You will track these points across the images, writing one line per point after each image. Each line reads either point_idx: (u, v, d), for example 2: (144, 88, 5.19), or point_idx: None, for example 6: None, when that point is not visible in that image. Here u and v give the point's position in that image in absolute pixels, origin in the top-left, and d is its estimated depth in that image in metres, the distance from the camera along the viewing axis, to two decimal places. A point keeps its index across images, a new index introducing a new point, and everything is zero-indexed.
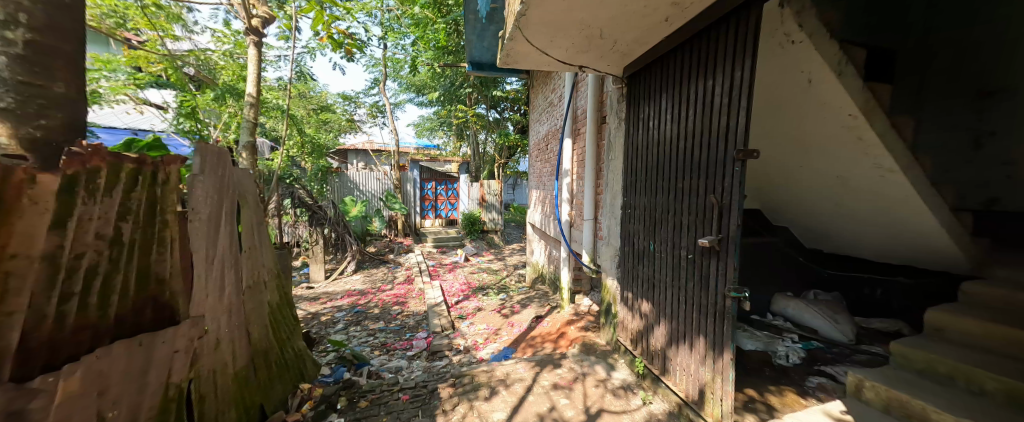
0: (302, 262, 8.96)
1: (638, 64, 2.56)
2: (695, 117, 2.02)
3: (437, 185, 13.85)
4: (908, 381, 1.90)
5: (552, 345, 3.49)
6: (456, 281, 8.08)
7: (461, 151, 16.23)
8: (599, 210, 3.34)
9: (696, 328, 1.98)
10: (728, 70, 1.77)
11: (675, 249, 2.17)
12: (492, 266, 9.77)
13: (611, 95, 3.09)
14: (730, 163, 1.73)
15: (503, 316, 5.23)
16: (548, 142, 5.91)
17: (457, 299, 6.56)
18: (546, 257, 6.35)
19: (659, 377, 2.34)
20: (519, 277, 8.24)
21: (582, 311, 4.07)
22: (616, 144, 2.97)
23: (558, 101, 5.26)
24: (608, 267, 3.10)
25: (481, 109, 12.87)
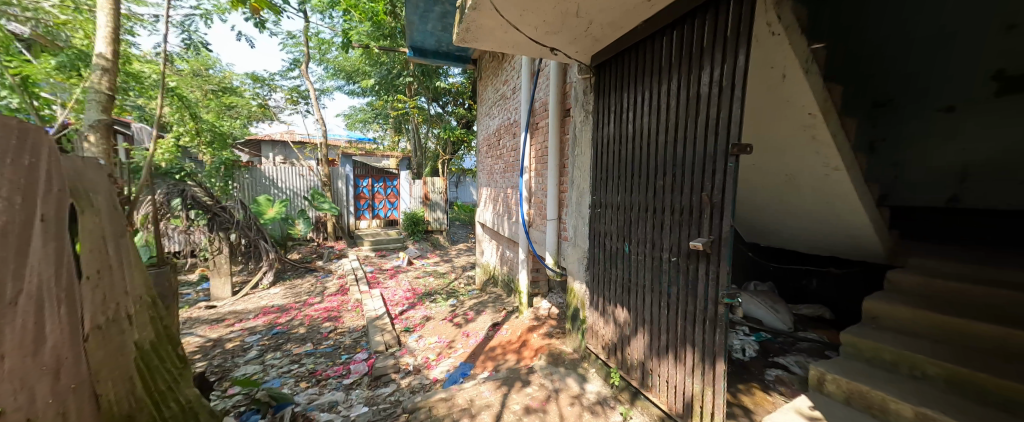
0: (199, 276, 7.39)
1: (609, 52, 2.38)
2: (677, 110, 1.88)
3: (373, 183, 12.71)
4: (862, 370, 1.99)
5: (514, 356, 3.20)
6: (399, 287, 7.37)
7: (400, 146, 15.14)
8: (563, 209, 3.16)
9: (682, 336, 1.85)
10: (716, 58, 1.64)
11: (655, 251, 2.03)
12: (438, 269, 9.21)
13: (576, 86, 2.90)
14: (721, 158, 1.59)
15: (455, 325, 4.81)
16: (499, 137, 5.61)
17: (401, 309, 5.91)
18: (499, 258, 6.08)
19: (638, 386, 2.21)
20: (469, 280, 7.86)
21: (543, 316, 3.86)
22: (583, 139, 2.79)
23: (511, 94, 4.99)
24: (575, 269, 2.93)
25: (422, 101, 12.07)
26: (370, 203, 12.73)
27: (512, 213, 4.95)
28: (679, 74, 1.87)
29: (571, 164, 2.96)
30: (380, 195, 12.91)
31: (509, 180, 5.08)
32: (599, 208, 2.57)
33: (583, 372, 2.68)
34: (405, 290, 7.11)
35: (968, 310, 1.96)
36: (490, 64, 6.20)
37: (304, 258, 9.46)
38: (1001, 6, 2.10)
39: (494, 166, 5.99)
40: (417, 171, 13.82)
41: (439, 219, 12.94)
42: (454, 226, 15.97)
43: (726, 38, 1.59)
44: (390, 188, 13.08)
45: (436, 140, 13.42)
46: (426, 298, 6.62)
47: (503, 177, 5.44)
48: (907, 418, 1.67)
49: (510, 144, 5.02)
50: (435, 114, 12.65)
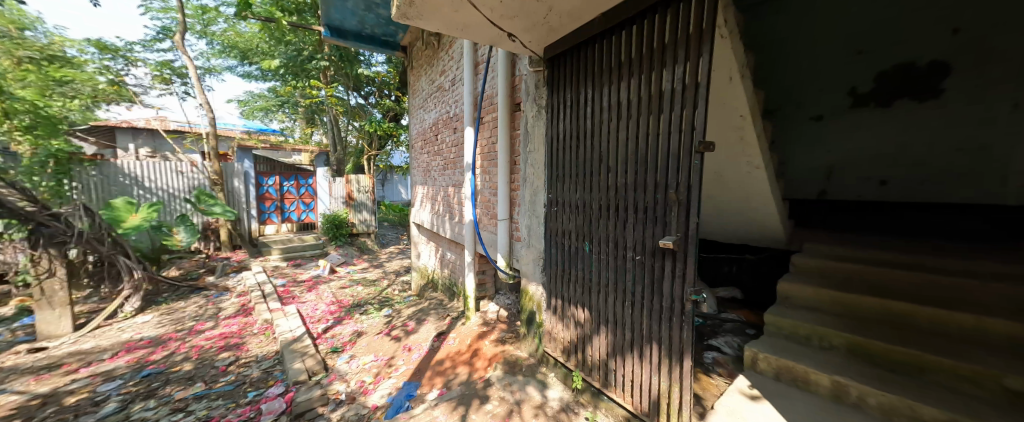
0: (18, 309, 5.48)
1: (565, 44, 2.30)
2: (639, 106, 1.87)
3: (282, 181, 10.87)
4: (784, 346, 2.24)
5: (466, 369, 2.95)
6: (320, 302, 6.47)
7: (314, 139, 13.40)
8: (516, 207, 3.04)
9: (648, 335, 1.84)
10: (680, 54, 1.64)
11: (618, 250, 2.01)
12: (367, 277, 8.36)
13: (527, 79, 2.78)
14: (686, 155, 1.60)
15: (393, 339, 4.35)
16: (437, 132, 5.26)
17: (323, 328, 5.15)
18: (438, 261, 5.71)
19: (601, 388, 2.18)
20: (404, 286, 7.31)
21: (492, 320, 3.69)
22: (537, 136, 2.69)
23: (449, 86, 4.69)
24: (530, 270, 2.83)
25: (341, 89, 10.80)
26: (279, 205, 10.97)
27: (454, 213, 4.67)
28: (640, 70, 1.86)
29: (524, 161, 2.85)
30: (291, 195, 11.16)
31: (450, 178, 4.78)
32: (557, 206, 2.50)
33: (543, 377, 2.59)
34: (328, 304, 6.30)
35: (854, 288, 2.37)
36: (423, 53, 5.76)
37: (187, 274, 7.68)
38: (857, 38, 3.16)
39: (431, 163, 5.60)
40: (336, 168, 12.36)
41: (366, 221, 11.80)
42: (382, 227, 14.78)
43: (689, 35, 1.60)
44: (303, 188, 11.37)
45: (359, 134, 12.17)
46: (355, 311, 5.92)
47: (442, 174, 5.10)
48: (826, 387, 1.93)
49: (449, 140, 4.72)
50: (356, 105, 11.44)
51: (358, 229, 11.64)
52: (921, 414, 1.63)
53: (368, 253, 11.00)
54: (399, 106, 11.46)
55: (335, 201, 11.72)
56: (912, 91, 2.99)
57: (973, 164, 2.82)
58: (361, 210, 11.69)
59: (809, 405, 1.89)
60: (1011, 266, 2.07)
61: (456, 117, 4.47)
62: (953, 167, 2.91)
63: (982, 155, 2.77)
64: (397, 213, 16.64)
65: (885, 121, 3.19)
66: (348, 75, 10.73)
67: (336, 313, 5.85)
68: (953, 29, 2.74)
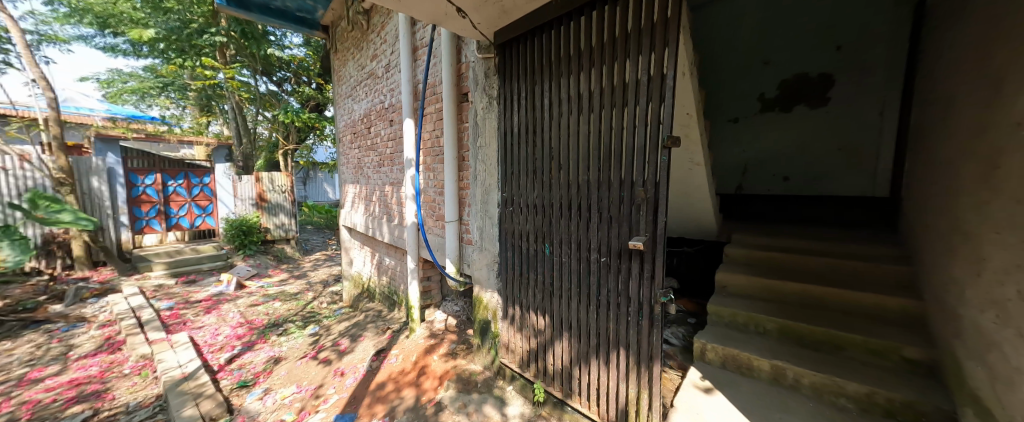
0: None
1: (518, 28, 2.10)
2: (600, 99, 1.75)
3: (165, 180, 9.17)
4: (728, 335, 2.29)
5: (412, 391, 2.61)
6: (224, 325, 5.41)
7: (212, 130, 11.27)
8: (467, 207, 2.79)
9: (614, 341, 1.75)
10: (643, 44, 1.54)
11: (581, 251, 1.89)
12: (286, 290, 7.25)
13: (475, 66, 2.54)
14: (653, 151, 1.51)
15: (321, 363, 3.77)
16: (368, 124, 4.70)
17: (226, 359, 4.31)
18: (374, 268, 5.13)
19: (563, 398, 2.05)
20: (333, 297, 6.50)
21: (439, 331, 3.37)
22: (489, 130, 2.47)
23: (382, 73, 4.20)
24: (486, 275, 2.62)
25: (245, 72, 9.20)
26: (164, 209, 9.22)
27: (392, 215, 4.21)
28: (601, 60, 1.74)
29: (475, 157, 2.61)
30: (179, 197, 9.44)
31: (386, 175, 4.29)
32: (514, 206, 2.32)
33: (501, 392, 2.42)
34: (234, 328, 5.31)
35: (779, 273, 2.58)
36: (349, 35, 5.11)
37: (19, 303, 5.79)
38: (763, 52, 3.69)
39: (363, 159, 5.01)
40: (242, 164, 10.55)
41: (283, 225, 10.29)
42: (305, 231, 13.12)
43: (652, 23, 1.51)
44: (196, 188, 9.64)
45: (271, 126, 10.57)
46: (271, 332, 5.04)
47: (377, 172, 4.58)
48: (766, 372, 2.01)
49: (384, 133, 4.24)
50: (267, 92, 9.87)
51: (273, 235, 10.09)
52: (846, 390, 1.77)
53: (288, 261, 9.64)
54: (322, 95, 10.20)
55: (241, 203, 9.96)
56: (806, 98, 3.51)
57: (855, 161, 3.31)
58: (276, 213, 10.16)
59: (754, 391, 1.94)
60: (893, 248, 2.42)
61: (391, 108, 4.02)
62: (840, 164, 3.40)
63: (861, 154, 3.27)
64: (323, 215, 14.93)
65: (787, 125, 3.66)
66: (254, 56, 9.18)
67: (245, 338, 4.95)
68: (835, 46, 3.32)
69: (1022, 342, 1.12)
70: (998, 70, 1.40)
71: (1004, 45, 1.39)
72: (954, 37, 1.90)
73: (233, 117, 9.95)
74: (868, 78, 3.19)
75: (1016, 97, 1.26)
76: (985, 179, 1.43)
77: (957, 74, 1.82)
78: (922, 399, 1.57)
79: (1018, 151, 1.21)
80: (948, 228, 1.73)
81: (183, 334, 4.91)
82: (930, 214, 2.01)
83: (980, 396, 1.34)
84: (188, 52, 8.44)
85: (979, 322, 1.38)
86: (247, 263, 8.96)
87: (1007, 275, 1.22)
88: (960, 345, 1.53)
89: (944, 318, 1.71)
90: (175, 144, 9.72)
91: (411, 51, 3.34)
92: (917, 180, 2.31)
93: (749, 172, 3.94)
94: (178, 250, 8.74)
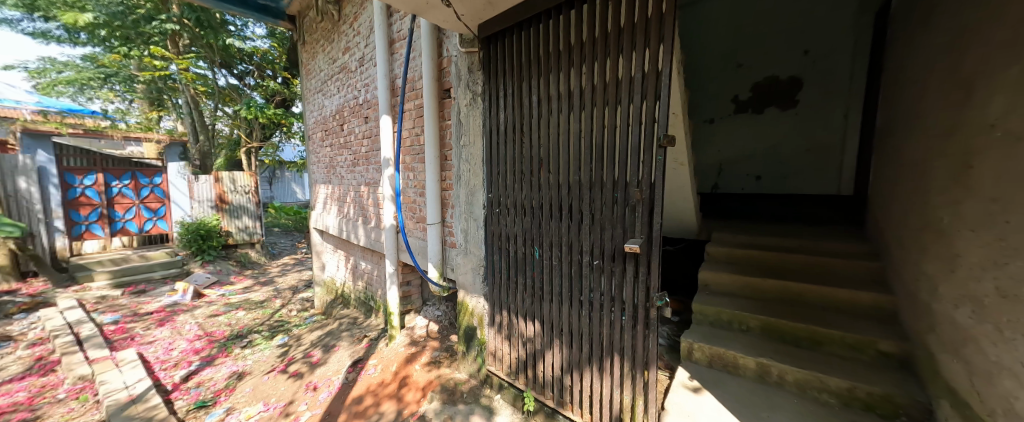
0: None
1: (503, 21, 2.00)
2: (591, 96, 1.69)
3: (108, 181, 8.34)
4: (712, 334, 2.26)
5: (393, 405, 2.47)
6: (179, 339, 4.96)
7: (164, 126, 10.35)
8: (450, 209, 2.68)
9: (608, 346, 1.72)
10: (636, 39, 1.48)
11: (573, 255, 1.84)
12: (251, 298, 6.77)
13: (458, 61, 2.41)
14: (647, 151, 1.47)
15: (291, 377, 3.51)
16: (341, 121, 4.45)
17: (181, 377, 3.96)
18: (349, 273, 4.87)
19: (556, 406, 2.01)
20: (303, 304, 6.13)
21: (420, 338, 3.22)
22: (474, 128, 2.36)
23: (355, 67, 3.97)
24: (471, 280, 2.52)
25: (201, 64, 8.49)
26: (107, 213, 8.42)
27: (368, 217, 4.00)
28: (591, 56, 1.67)
29: (459, 157, 2.49)
30: (125, 199, 8.61)
31: (361, 175, 4.07)
32: (501, 207, 2.23)
33: (488, 402, 2.36)
34: (190, 341, 4.88)
35: (759, 270, 2.60)
36: (319, 26, 4.81)
37: None
38: (738, 55, 3.81)
39: (335, 158, 4.73)
40: (200, 163, 9.81)
41: (247, 228, 9.59)
42: (272, 234, 12.38)
43: (646, 19, 1.45)
44: (145, 189, 8.81)
45: (232, 122, 9.90)
46: (234, 345, 4.67)
47: (351, 171, 4.34)
48: (752, 369, 1.99)
49: (359, 131, 4.02)
50: (226, 86, 9.17)
51: (235, 240, 9.39)
52: (829, 385, 1.77)
53: (252, 267, 9.15)
54: (288, 90, 9.60)
55: (199, 205, 9.08)
56: (777, 100, 3.64)
57: (822, 161, 3.45)
58: (239, 215, 9.45)
59: (740, 389, 1.91)
60: (863, 244, 2.52)
61: (366, 104, 3.81)
62: (808, 164, 3.53)
63: (827, 154, 3.41)
64: (292, 217, 14.16)
65: (759, 126, 3.79)
66: (212, 46, 8.49)
67: (204, 352, 4.57)
68: (803, 51, 3.46)
69: (1000, 337, 1.15)
70: (969, 73, 1.45)
71: (974, 49, 1.44)
72: (921, 42, 1.98)
73: (188, 112, 9.16)
74: (834, 81, 3.33)
75: (989, 99, 1.30)
76: (956, 179, 1.48)
77: (924, 77, 1.90)
78: (898, 392, 1.61)
79: (993, 151, 1.25)
80: (919, 226, 1.80)
81: (130, 350, 4.46)
82: (899, 212, 2.09)
83: (956, 389, 1.38)
84: (134, 40, 7.77)
85: (954, 317, 1.42)
86: (205, 270, 8.30)
87: (983, 272, 1.26)
88: (933, 339, 1.58)
89: (915, 312, 1.77)
90: (121, 140, 8.87)
91: (387, 44, 3.17)
92: (885, 179, 2.41)
93: (724, 171, 4.06)
94: (124, 257, 7.98)
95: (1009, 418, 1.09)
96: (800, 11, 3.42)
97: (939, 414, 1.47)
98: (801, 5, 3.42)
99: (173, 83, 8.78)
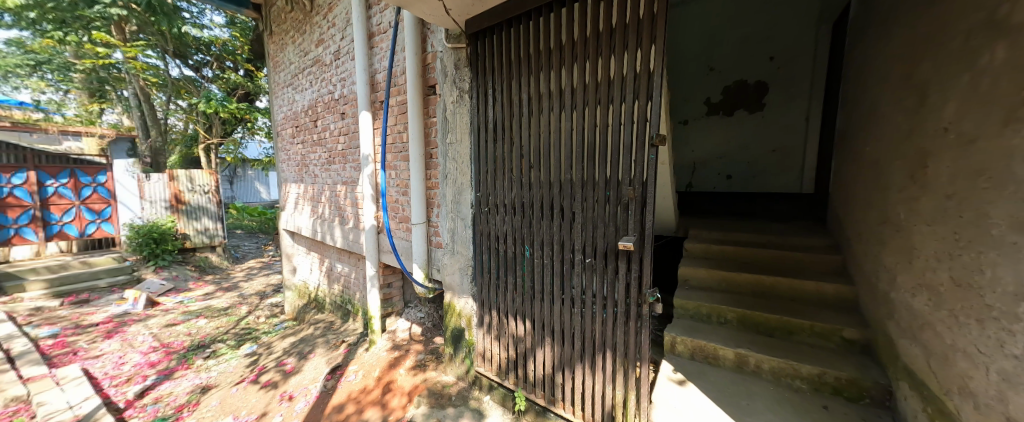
0: None
1: (493, 17, 1.97)
2: (583, 95, 1.70)
3: (41, 180, 7.60)
4: (692, 327, 2.31)
5: (377, 412, 2.39)
6: (131, 352, 4.55)
7: (108, 119, 9.46)
8: (436, 209, 2.62)
9: (600, 342, 1.76)
10: (629, 39, 1.50)
11: (565, 254, 1.86)
12: (213, 305, 6.31)
13: (443, 57, 2.36)
14: (639, 150, 1.49)
15: (263, 388, 3.31)
16: (314, 116, 4.24)
17: (135, 393, 3.65)
18: (324, 276, 4.65)
19: (547, 405, 2.04)
20: (272, 310, 5.81)
21: (403, 341, 3.14)
22: (461, 125, 2.31)
23: (330, 60, 3.79)
24: (458, 280, 2.48)
25: (151, 53, 7.90)
26: (41, 215, 7.66)
27: (345, 217, 3.84)
28: (583, 54, 1.67)
29: (444, 155, 2.44)
30: (62, 200, 7.87)
31: (338, 174, 3.90)
32: (489, 206, 2.21)
33: (477, 404, 2.34)
34: (144, 354, 4.49)
35: (734, 265, 2.69)
36: (288, 16, 4.53)
37: None
38: (711, 59, 3.99)
39: (308, 155, 4.50)
40: (151, 160, 8.93)
41: (206, 230, 8.91)
42: (235, 237, 11.62)
43: (639, 19, 1.47)
44: (85, 188, 8.05)
45: (187, 116, 9.21)
46: (195, 356, 4.34)
47: (325, 169, 4.15)
48: (730, 360, 2.05)
49: (334, 127, 3.85)
50: (180, 77, 8.47)
51: (193, 243, 8.71)
52: (801, 372, 1.86)
53: (214, 272, 8.55)
54: (251, 83, 9.09)
55: (150, 206, 8.42)
56: (745, 103, 3.84)
57: (786, 162, 3.66)
58: (197, 217, 8.77)
59: (721, 379, 1.96)
60: (825, 239, 2.70)
61: (343, 100, 3.65)
62: (774, 164, 3.74)
63: (791, 154, 3.62)
64: (256, 218, 13.34)
65: (730, 128, 3.96)
66: (163, 33, 7.85)
67: (161, 365, 4.22)
68: (769, 57, 3.66)
69: (956, 323, 1.26)
70: (923, 81, 1.59)
71: (928, 60, 1.57)
72: (877, 52, 2.15)
73: (137, 105, 8.35)
74: (796, 87, 3.54)
75: (943, 104, 1.43)
76: (913, 177, 1.60)
77: (882, 82, 2.05)
78: (863, 376, 1.72)
79: (947, 152, 1.37)
80: (878, 221, 1.94)
81: (73, 367, 4.04)
82: (859, 209, 2.26)
83: (915, 370, 1.49)
84: (71, 24, 6.96)
85: (911, 305, 1.55)
86: (159, 276, 7.66)
87: (939, 262, 1.38)
88: (892, 325, 1.71)
89: (875, 301, 1.91)
90: (58, 135, 7.89)
91: (366, 37, 3.05)
92: (845, 178, 2.59)
93: (698, 170, 4.24)
94: (62, 264, 7.21)
95: (965, 395, 1.19)
96: (768, 20, 3.62)
97: (899, 394, 1.59)
98: (767, 15, 3.62)
99: (118, 73, 8.08)
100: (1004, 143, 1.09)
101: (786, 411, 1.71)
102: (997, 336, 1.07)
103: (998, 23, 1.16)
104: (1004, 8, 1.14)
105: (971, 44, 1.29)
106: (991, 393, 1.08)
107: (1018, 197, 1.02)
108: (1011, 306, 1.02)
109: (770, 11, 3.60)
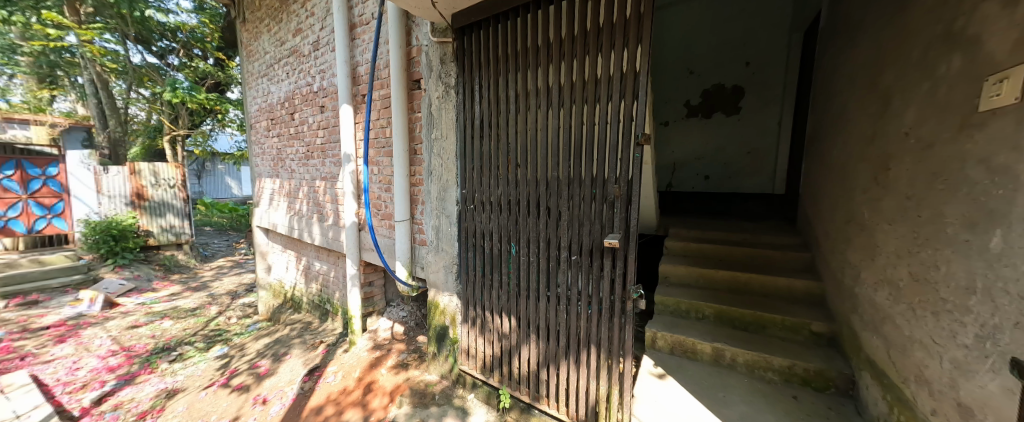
0: None
1: (480, 12, 1.95)
2: (569, 93, 1.70)
3: None
4: (672, 323, 2.36)
5: (358, 413, 2.35)
6: (87, 356, 4.25)
7: (58, 107, 8.91)
8: (419, 205, 2.59)
9: (585, 336, 1.78)
10: (615, 40, 1.52)
11: (552, 251, 1.86)
12: (179, 306, 6.00)
13: (429, 51, 2.32)
14: (625, 149, 1.51)
15: (235, 391, 3.18)
16: (291, 107, 4.08)
17: (91, 400, 3.43)
18: (301, 275, 4.49)
19: (531, 402, 2.05)
20: (245, 310, 5.58)
21: (384, 341, 3.10)
22: (447, 121, 2.28)
23: (308, 51, 3.65)
24: (443, 278, 2.45)
25: (109, 36, 7.23)
26: None
27: (324, 214, 3.72)
28: (570, 53, 1.68)
29: (430, 151, 2.40)
30: (7, 194, 7.28)
31: (316, 169, 3.78)
32: (475, 204, 2.20)
33: (461, 402, 2.33)
34: (102, 358, 4.21)
35: (711, 262, 2.77)
36: (263, 3, 4.34)
37: None
38: (693, 61, 4.12)
39: (284, 150, 4.33)
40: (109, 152, 8.43)
41: (172, 228, 8.42)
42: (204, 235, 11.08)
43: (625, 20, 1.49)
44: (34, 181, 7.47)
45: (149, 106, 8.70)
46: (159, 359, 4.10)
47: (303, 164, 4.01)
48: (708, 354, 2.11)
49: (312, 121, 3.73)
50: (143, 64, 7.91)
51: (157, 241, 8.21)
52: (773, 364, 1.94)
53: (180, 271, 8.11)
54: (223, 72, 8.67)
55: (109, 201, 7.82)
56: (722, 106, 3.97)
57: (760, 163, 3.80)
58: (161, 213, 8.26)
59: (700, 373, 2.01)
60: (795, 237, 2.82)
61: (322, 92, 3.53)
62: (748, 165, 3.88)
63: (764, 156, 3.77)
64: (227, 214, 12.73)
65: (709, 129, 4.09)
66: (123, 17, 7.34)
67: (121, 369, 3.98)
68: (745, 62, 3.80)
69: (913, 315, 1.34)
70: (886, 88, 1.68)
71: (891, 68, 1.66)
72: (845, 60, 2.27)
73: (92, 93, 7.95)
74: (769, 91, 3.69)
75: (904, 110, 1.52)
76: (876, 179, 1.71)
77: (849, 86, 2.16)
78: (829, 367, 1.82)
79: (907, 156, 1.46)
80: (844, 220, 2.05)
81: (19, 373, 3.74)
82: (826, 209, 2.38)
83: (876, 361, 1.59)
84: (17, 3, 6.40)
85: (874, 299, 1.65)
86: (119, 276, 7.18)
87: (899, 259, 1.47)
88: (856, 318, 1.81)
89: (841, 295, 2.02)
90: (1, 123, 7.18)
91: (348, 28, 2.96)
92: (814, 179, 2.72)
93: (678, 171, 4.36)
94: (7, 263, 6.62)
95: (921, 383, 1.28)
96: (746, 26, 3.74)
97: (861, 383, 1.69)
98: (744, 21, 3.75)
99: (71, 57, 7.42)
100: (959, 148, 1.17)
101: (759, 402, 1.77)
102: (950, 327, 1.15)
103: (954, 35, 1.25)
104: (961, 20, 1.22)
105: (929, 55, 1.39)
106: (943, 380, 1.17)
107: (971, 198, 1.09)
108: (962, 300, 1.11)
109: (747, 17, 3.73)
